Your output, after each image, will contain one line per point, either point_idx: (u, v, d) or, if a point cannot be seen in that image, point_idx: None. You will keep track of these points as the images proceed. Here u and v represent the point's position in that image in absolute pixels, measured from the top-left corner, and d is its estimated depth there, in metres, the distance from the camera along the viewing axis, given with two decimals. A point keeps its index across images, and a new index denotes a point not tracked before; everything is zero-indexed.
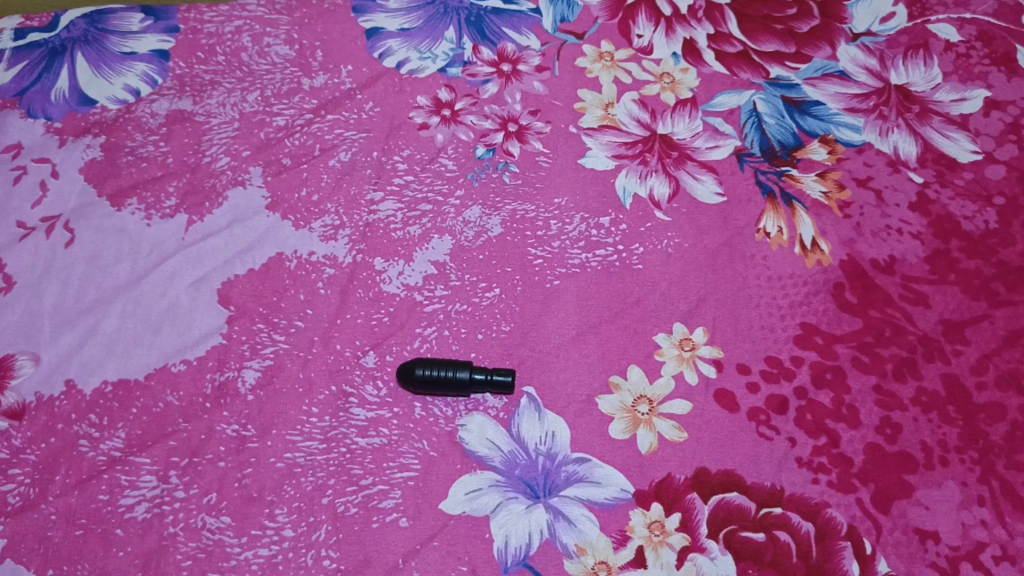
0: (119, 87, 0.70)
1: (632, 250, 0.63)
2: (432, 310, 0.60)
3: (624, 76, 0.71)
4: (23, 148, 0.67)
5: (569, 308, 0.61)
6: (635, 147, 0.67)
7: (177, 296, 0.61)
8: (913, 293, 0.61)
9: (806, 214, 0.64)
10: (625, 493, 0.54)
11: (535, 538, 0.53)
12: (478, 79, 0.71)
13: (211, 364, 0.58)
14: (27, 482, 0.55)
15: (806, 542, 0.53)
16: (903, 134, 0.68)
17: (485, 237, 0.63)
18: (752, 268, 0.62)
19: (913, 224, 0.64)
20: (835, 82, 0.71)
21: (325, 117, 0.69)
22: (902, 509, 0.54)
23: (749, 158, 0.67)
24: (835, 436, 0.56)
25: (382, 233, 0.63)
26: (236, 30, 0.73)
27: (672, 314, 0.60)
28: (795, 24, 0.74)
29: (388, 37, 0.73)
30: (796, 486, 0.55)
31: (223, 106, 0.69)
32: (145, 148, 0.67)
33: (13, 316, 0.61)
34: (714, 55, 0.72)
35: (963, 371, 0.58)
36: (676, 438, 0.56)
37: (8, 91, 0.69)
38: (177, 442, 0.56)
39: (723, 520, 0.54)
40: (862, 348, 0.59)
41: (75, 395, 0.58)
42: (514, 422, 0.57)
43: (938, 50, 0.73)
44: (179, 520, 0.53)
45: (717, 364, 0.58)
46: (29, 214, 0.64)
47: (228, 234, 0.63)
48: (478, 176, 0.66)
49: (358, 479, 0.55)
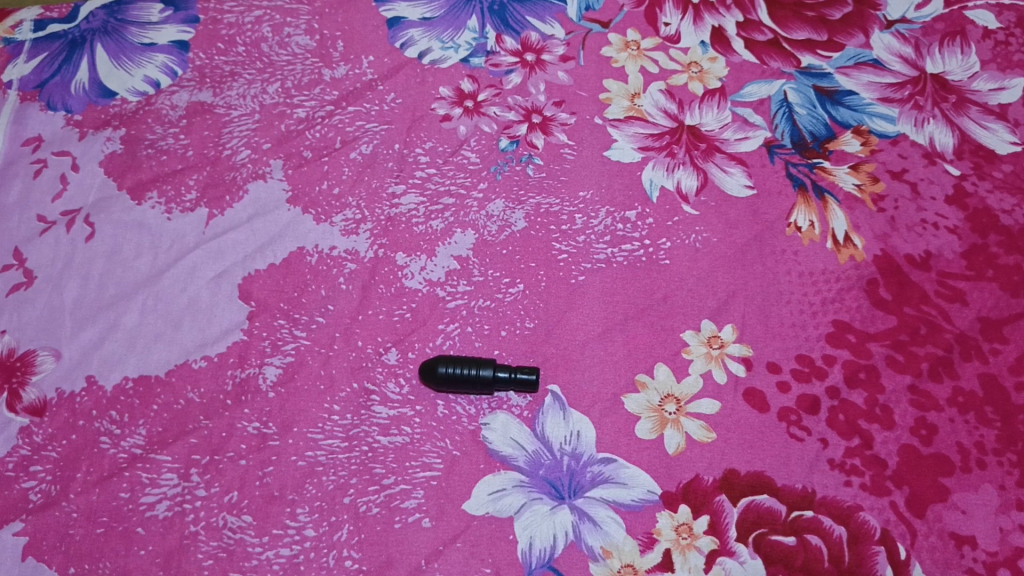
0: (140, 79, 0.69)
1: (659, 245, 0.62)
2: (455, 306, 0.59)
3: (651, 65, 0.69)
4: (43, 141, 0.66)
5: (594, 304, 0.59)
6: (662, 138, 0.66)
7: (198, 291, 0.60)
8: (950, 290, 0.59)
9: (838, 208, 0.63)
10: (652, 494, 0.53)
11: (560, 540, 0.52)
12: (502, 69, 0.70)
13: (232, 361, 0.58)
14: (49, 479, 0.54)
15: (838, 546, 0.52)
16: (939, 124, 0.66)
17: (509, 231, 0.62)
18: (782, 264, 0.61)
19: (949, 217, 0.62)
20: (867, 72, 0.69)
21: (346, 109, 0.68)
22: (937, 513, 0.53)
23: (779, 150, 0.65)
24: (868, 437, 0.55)
25: (404, 228, 0.62)
26: (256, 21, 0.72)
27: (699, 310, 0.59)
28: (828, 11, 0.72)
29: (409, 26, 0.72)
30: (827, 489, 0.53)
31: (243, 98, 0.68)
32: (165, 141, 0.66)
33: (34, 312, 0.60)
34: (744, 43, 0.70)
35: (1001, 371, 0.57)
36: (704, 439, 0.55)
37: (28, 83, 0.69)
38: (197, 440, 0.55)
39: (752, 523, 0.53)
40: (896, 347, 0.57)
41: (96, 391, 0.57)
42: (538, 421, 0.56)
43: (975, 38, 0.71)
44: (200, 519, 0.53)
45: (746, 363, 0.57)
46: (50, 208, 0.64)
47: (249, 228, 0.63)
48: (501, 169, 0.65)
49: (380, 478, 0.54)
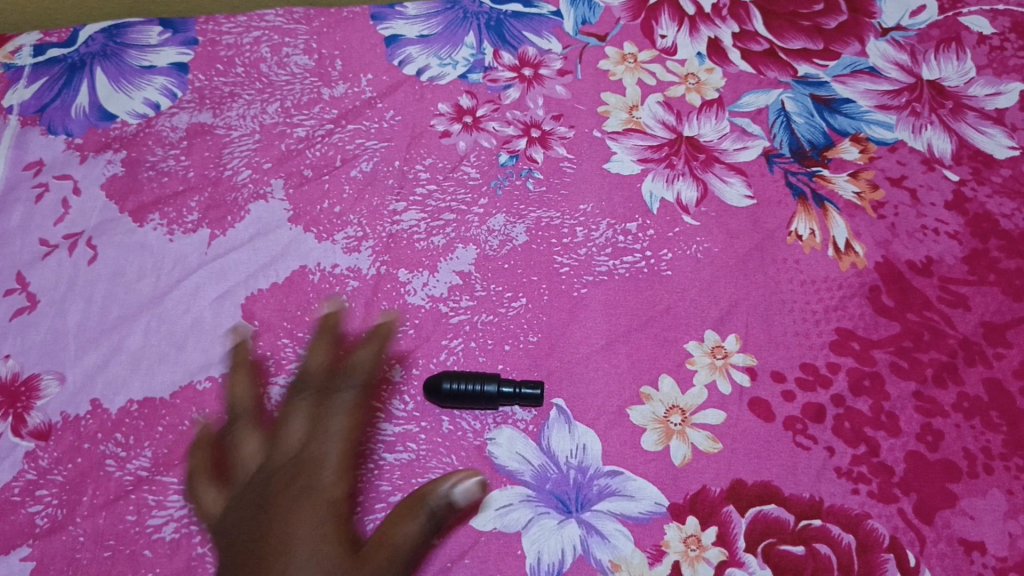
0: (140, 102, 0.70)
1: (661, 256, 0.62)
2: (458, 321, 0.59)
3: (648, 77, 0.70)
4: (44, 165, 0.67)
5: (597, 316, 0.60)
6: (661, 150, 0.66)
7: (202, 312, 0.61)
8: (952, 295, 0.59)
9: (839, 215, 0.63)
10: (660, 506, 0.53)
11: (568, 554, 0.52)
12: (500, 85, 0.70)
13: (236, 381, 0.58)
14: (55, 504, 0.54)
15: (848, 555, 0.52)
16: (937, 130, 0.66)
17: (510, 246, 0.62)
18: (784, 273, 0.61)
19: (949, 223, 0.62)
20: (864, 79, 0.69)
21: (345, 127, 0.68)
22: (946, 519, 0.53)
23: (779, 159, 0.65)
24: (875, 444, 0.55)
25: (406, 244, 0.63)
26: (255, 41, 0.73)
27: (702, 321, 0.59)
28: (823, 20, 0.72)
29: (407, 44, 0.72)
30: (835, 497, 0.53)
31: (243, 119, 0.69)
32: (166, 163, 0.67)
33: (38, 336, 0.60)
34: (740, 54, 0.71)
35: (1005, 375, 0.57)
36: (710, 449, 0.55)
37: (29, 108, 0.69)
38: (203, 461, 0.55)
39: (761, 533, 0.52)
40: (900, 353, 0.57)
41: (101, 414, 0.57)
42: (544, 435, 0.56)
43: (970, 44, 0.71)
44: (208, 540, 0.53)
45: (751, 372, 0.57)
46: (51, 231, 0.64)
47: (251, 248, 0.63)
48: (501, 184, 0.65)
49: (386, 495, 0.54)
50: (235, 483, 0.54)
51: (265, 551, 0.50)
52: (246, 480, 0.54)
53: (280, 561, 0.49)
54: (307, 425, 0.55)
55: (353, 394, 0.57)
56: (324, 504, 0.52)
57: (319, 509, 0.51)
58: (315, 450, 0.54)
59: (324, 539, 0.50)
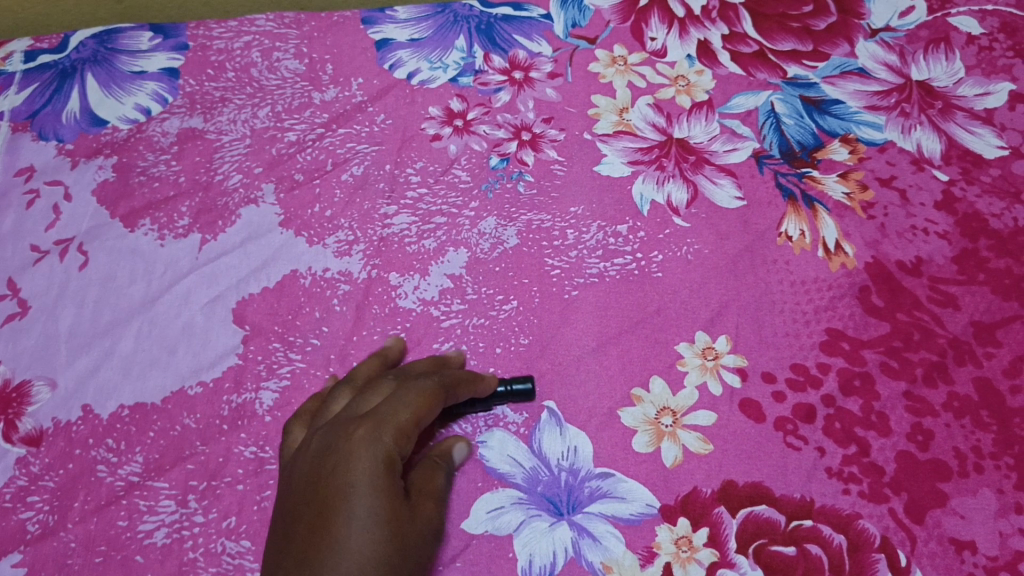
0: (130, 107, 0.70)
1: (651, 258, 0.62)
2: (449, 325, 0.59)
3: (638, 80, 0.70)
4: (35, 171, 0.67)
5: (588, 319, 0.60)
6: (652, 152, 0.66)
7: (193, 317, 0.61)
8: (942, 295, 0.59)
9: (828, 216, 0.63)
10: (651, 508, 0.53)
11: (560, 556, 0.52)
12: (490, 88, 0.70)
13: (227, 386, 0.58)
14: (46, 510, 0.54)
15: (838, 555, 0.52)
16: (926, 131, 0.67)
17: (501, 249, 0.62)
18: (774, 274, 0.61)
19: (939, 223, 0.62)
20: (853, 80, 0.70)
21: (336, 131, 0.68)
22: (936, 519, 0.53)
23: (768, 160, 0.66)
24: (865, 444, 0.55)
25: (397, 248, 0.63)
26: (245, 46, 0.73)
27: (693, 322, 0.59)
28: (812, 21, 0.72)
29: (397, 48, 0.72)
30: (826, 497, 0.53)
31: (234, 123, 0.69)
32: (157, 168, 0.67)
33: (29, 342, 0.60)
34: (729, 56, 0.71)
35: (996, 374, 0.57)
36: (701, 451, 0.55)
37: (20, 114, 0.69)
38: (194, 465, 0.55)
39: (752, 534, 0.52)
40: (890, 353, 0.58)
41: (92, 420, 0.57)
42: (535, 437, 0.56)
43: (959, 44, 0.71)
44: (199, 545, 0.53)
45: (741, 373, 0.57)
46: (43, 238, 0.64)
47: (243, 252, 0.63)
48: (492, 187, 0.65)
49: None
50: (294, 460, 0.47)
51: (319, 505, 0.42)
52: (306, 452, 0.47)
53: (334, 515, 0.41)
54: (390, 390, 0.49)
55: (429, 382, 0.50)
56: (381, 452, 0.44)
57: (377, 459, 0.44)
58: (377, 409, 0.47)
59: (379, 488, 0.42)
